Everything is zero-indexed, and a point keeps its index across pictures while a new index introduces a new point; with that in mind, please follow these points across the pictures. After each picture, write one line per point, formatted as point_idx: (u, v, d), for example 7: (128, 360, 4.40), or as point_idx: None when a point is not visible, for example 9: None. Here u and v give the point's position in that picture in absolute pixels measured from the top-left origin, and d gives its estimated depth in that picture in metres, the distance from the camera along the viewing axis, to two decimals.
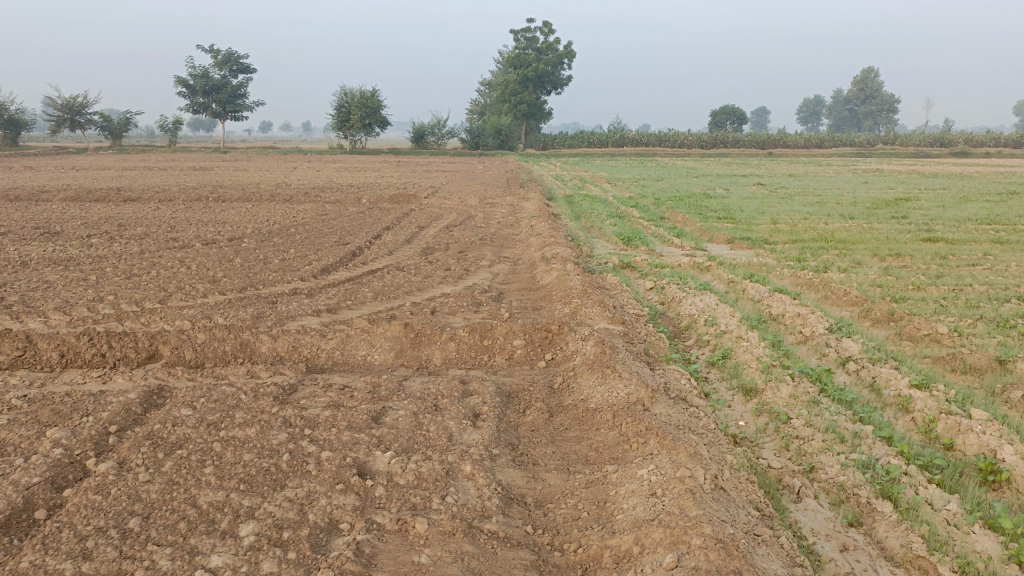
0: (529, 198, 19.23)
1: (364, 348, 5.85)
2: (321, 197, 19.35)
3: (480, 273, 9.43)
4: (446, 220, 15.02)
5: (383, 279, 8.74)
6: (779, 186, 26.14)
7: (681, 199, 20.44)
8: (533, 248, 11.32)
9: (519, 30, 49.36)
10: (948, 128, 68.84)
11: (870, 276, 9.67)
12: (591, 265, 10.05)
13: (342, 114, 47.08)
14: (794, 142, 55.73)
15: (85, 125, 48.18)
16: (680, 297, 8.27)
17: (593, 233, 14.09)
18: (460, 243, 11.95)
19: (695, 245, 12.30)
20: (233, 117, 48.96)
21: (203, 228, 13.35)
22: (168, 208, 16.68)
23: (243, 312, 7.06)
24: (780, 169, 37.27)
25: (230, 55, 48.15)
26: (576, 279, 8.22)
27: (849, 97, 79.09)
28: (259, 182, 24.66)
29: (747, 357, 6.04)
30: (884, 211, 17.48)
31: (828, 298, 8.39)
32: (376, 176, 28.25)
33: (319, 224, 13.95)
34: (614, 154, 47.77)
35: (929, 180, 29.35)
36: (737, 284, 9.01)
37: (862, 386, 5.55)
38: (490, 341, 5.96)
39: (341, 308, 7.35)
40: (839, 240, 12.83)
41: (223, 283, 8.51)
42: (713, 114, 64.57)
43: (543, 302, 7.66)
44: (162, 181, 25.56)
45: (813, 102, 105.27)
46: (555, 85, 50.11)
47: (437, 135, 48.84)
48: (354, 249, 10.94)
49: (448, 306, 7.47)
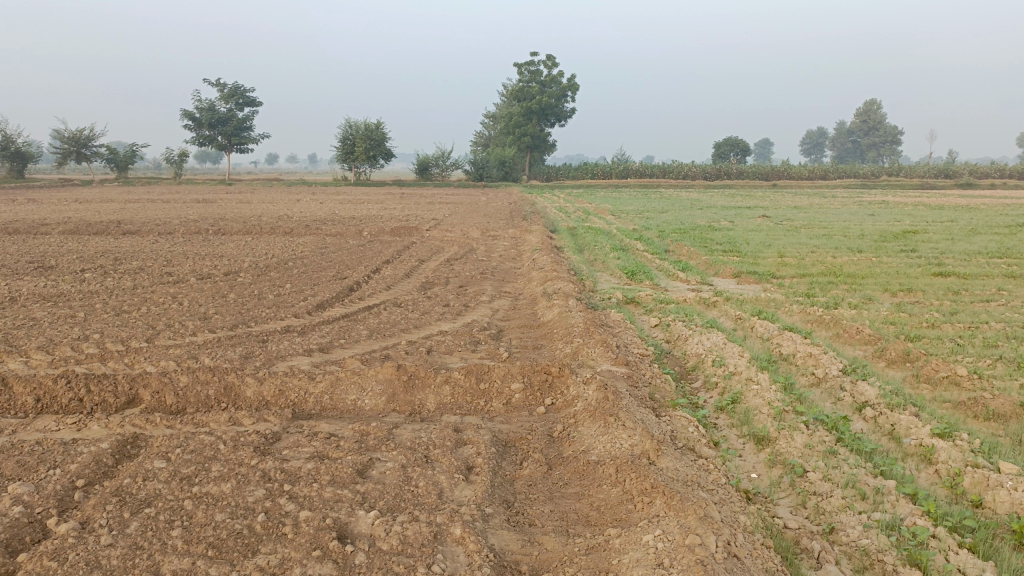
0: (532, 231, 19.04)
1: (354, 392, 5.57)
2: (322, 230, 19.19)
3: (479, 309, 9.17)
4: (447, 253, 14.80)
5: (379, 316, 8.48)
6: (784, 218, 25.94)
7: (685, 232, 20.24)
8: (534, 283, 11.06)
9: (523, 63, 49.72)
10: (951, 160, 68.91)
11: (882, 313, 9.37)
12: (593, 301, 9.78)
13: (347, 146, 47.28)
14: (798, 174, 55.73)
15: (91, 157, 48.41)
16: (686, 336, 7.98)
17: (596, 266, 13.85)
18: (460, 277, 11.71)
19: (701, 280, 12.03)
20: (238, 149, 49.18)
21: (200, 262, 13.13)
22: (166, 241, 16.50)
23: (232, 352, 6.79)
24: (784, 200, 37.14)
25: (236, 88, 48.51)
26: (578, 316, 7.94)
27: (852, 129, 79.36)
28: (261, 215, 24.54)
29: (758, 402, 5.73)
30: (891, 244, 17.22)
31: (840, 337, 8.08)
32: (379, 208, 28.15)
33: (318, 258, 13.73)
34: (618, 186, 47.74)
35: (936, 212, 29.11)
36: (745, 322, 8.72)
37: (882, 435, 5.23)
38: (487, 384, 5.67)
39: (333, 348, 7.08)
40: (848, 274, 12.56)
41: (214, 320, 8.26)
42: (716, 146, 64.80)
43: (544, 341, 7.37)
44: (164, 213, 25.47)
45: (816, 134, 105.72)
46: (559, 117, 50.32)
47: (441, 167, 48.96)
48: (352, 284, 10.70)
49: (444, 345, 7.19)
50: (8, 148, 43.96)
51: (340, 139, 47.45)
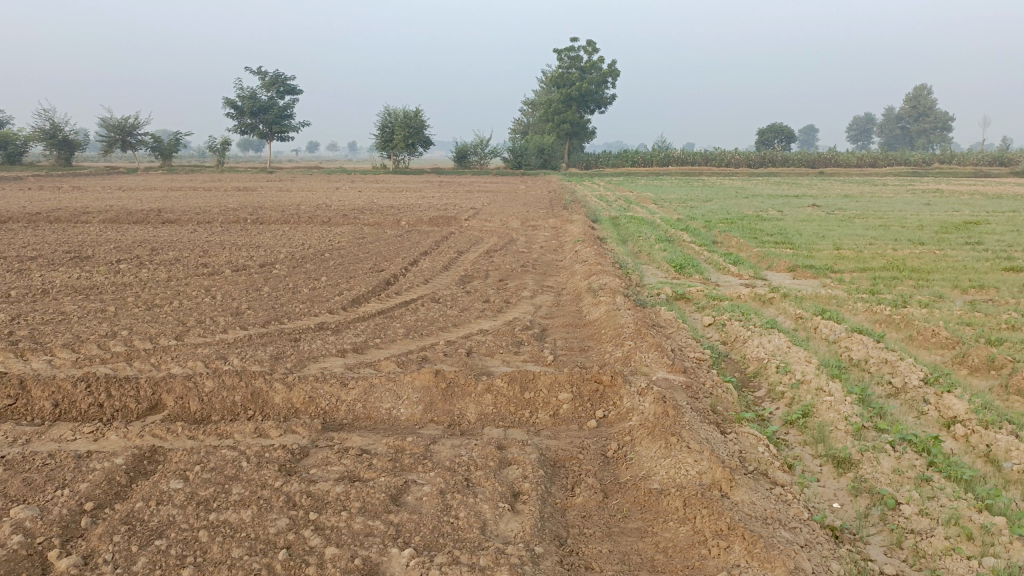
0: (573, 220, 18.50)
1: (389, 399, 5.16)
2: (360, 219, 18.90)
3: (521, 306, 8.70)
4: (487, 244, 14.36)
5: (417, 312, 8.08)
6: (835, 207, 24.91)
7: (733, 222, 19.49)
8: (578, 277, 10.55)
9: (563, 49, 48.93)
10: (1007, 146, 66.31)
11: (956, 313, 8.66)
12: (642, 297, 9.25)
13: (386, 134, 47.09)
14: (845, 161, 54.07)
15: (135, 145, 48.96)
16: (745, 337, 7.43)
17: (642, 259, 13.29)
18: (500, 270, 11.25)
19: (754, 274, 11.38)
20: (278, 137, 49.34)
21: (236, 253, 12.88)
22: (204, 231, 16.36)
23: (262, 352, 6.44)
24: (833, 188, 35.95)
25: (276, 76, 48.61)
26: (628, 315, 7.42)
27: (902, 115, 76.85)
28: (299, 203, 24.38)
29: (833, 416, 5.18)
30: (954, 235, 16.27)
31: (914, 340, 7.43)
32: (417, 197, 27.84)
33: (355, 249, 13.39)
34: (659, 174, 46.76)
35: (997, 201, 27.77)
36: (807, 322, 8.11)
37: (978, 457, 4.65)
38: (532, 393, 5.21)
39: (369, 348, 6.69)
40: (910, 269, 11.79)
41: (247, 315, 7.94)
42: (760, 132, 63.27)
43: (591, 343, 6.88)
44: (205, 201, 25.46)
45: (864, 119, 102.67)
46: (599, 104, 49.45)
47: (480, 154, 48.49)
48: (389, 277, 10.32)
49: (485, 346, 6.74)
50: (56, 136, 44.66)
51: (379, 127, 47.27)
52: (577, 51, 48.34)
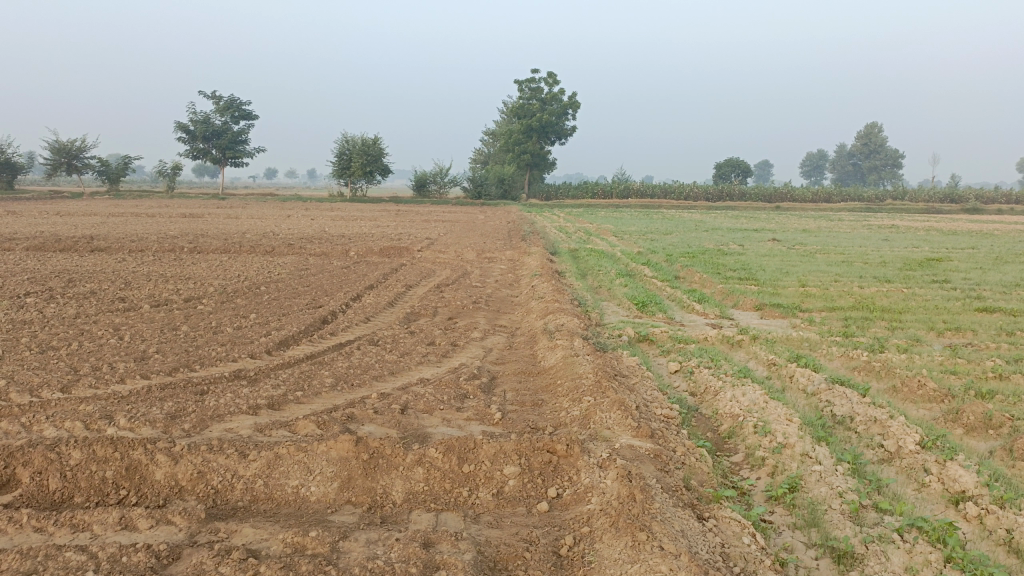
0: (531, 253, 17.78)
1: (297, 475, 4.25)
2: (306, 249, 17.90)
3: (470, 349, 7.84)
4: (438, 277, 13.52)
5: (350, 358, 7.17)
6: (795, 242, 24.67)
7: (694, 255, 19.00)
8: (534, 316, 9.75)
9: (524, 81, 48.75)
10: (954, 184, 68.07)
11: (937, 360, 8.04)
12: (602, 339, 8.48)
13: (343, 162, 46.13)
14: (801, 196, 54.64)
15: (82, 169, 47.10)
16: (715, 387, 6.66)
17: (602, 295, 12.58)
18: (450, 307, 10.41)
19: (720, 313, 10.74)
20: (232, 164, 47.98)
21: (163, 285, 11.81)
22: (135, 260, 15.22)
23: (157, 410, 5.48)
24: (791, 223, 35.98)
25: (231, 101, 47.40)
26: (587, 364, 6.61)
27: (853, 152, 78.53)
28: (246, 231, 23.25)
29: (825, 491, 4.41)
30: (919, 273, 15.95)
31: (899, 392, 6.76)
32: (372, 226, 26.89)
33: (294, 282, 12.42)
34: (618, 206, 46.51)
35: (953, 238, 27.84)
36: (782, 371, 7.40)
37: (998, 546, 3.92)
38: (472, 466, 4.34)
39: (285, 404, 5.75)
40: (881, 309, 11.25)
41: (153, 362, 6.94)
42: (717, 166, 63.91)
43: (545, 397, 6.04)
44: (145, 229, 24.12)
45: (816, 155, 104.91)
46: (560, 135, 49.23)
47: (439, 184, 47.75)
48: (325, 314, 9.40)
49: (423, 401, 5.85)
50: None
51: (336, 154, 46.27)
52: (537, 83, 48.22)
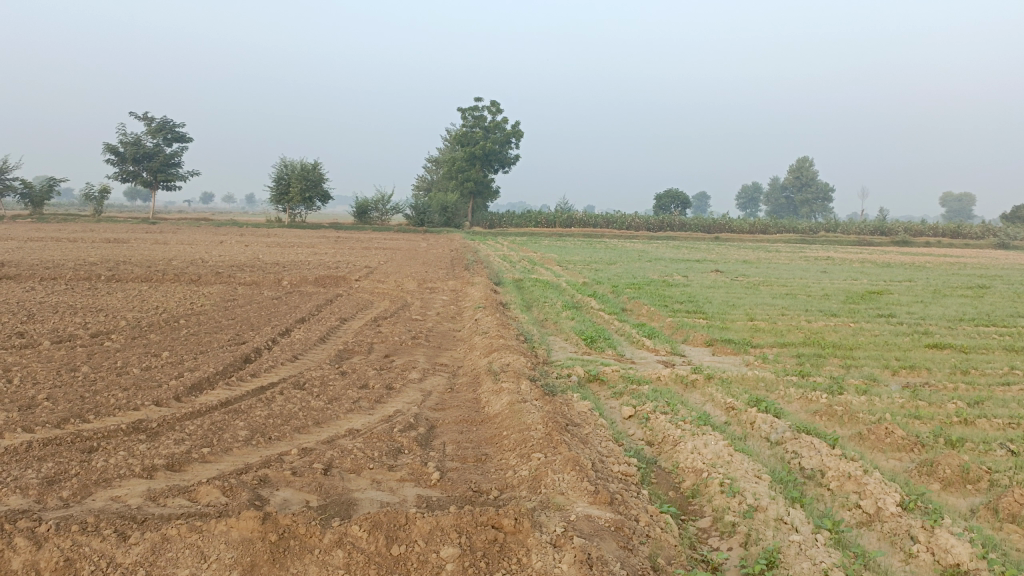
0: (473, 283, 17.17)
1: (189, 562, 3.47)
2: (236, 278, 16.89)
3: (407, 393, 7.14)
4: (375, 310, 12.78)
5: (270, 405, 6.38)
6: (738, 273, 24.70)
7: (640, 287, 18.70)
8: (477, 353, 9.11)
9: (467, 109, 48.51)
10: (883, 217, 70.48)
11: (898, 403, 7.70)
12: (550, 380, 7.90)
13: (281, 186, 44.89)
14: (739, 228, 55.58)
15: (1, 190, 44.61)
16: (674, 435, 6.12)
17: (548, 329, 12.06)
18: (387, 343, 9.69)
19: (671, 349, 10.31)
20: (164, 187, 46.17)
21: (70, 318, 10.75)
22: (44, 290, 14.01)
23: (31, 474, 4.61)
24: (731, 254, 36.30)
25: (164, 122, 45.80)
26: (536, 413, 5.99)
27: (787, 186, 80.78)
28: (174, 258, 22.02)
29: (808, 568, 3.88)
30: (863, 306, 15.95)
31: (865, 440, 6.34)
32: (308, 253, 25.88)
33: (219, 315, 11.51)
34: (561, 235, 46.38)
35: (888, 271, 28.36)
36: (742, 417, 6.90)
37: None
38: (404, 547, 3.65)
39: (188, 465, 4.95)
40: (832, 346, 10.99)
41: (38, 412, 6.02)
42: (658, 197, 64.79)
43: (490, 451, 5.39)
44: (63, 255, 22.62)
45: (752, 188, 107.54)
46: (503, 164, 49.01)
47: (381, 210, 46.88)
48: (249, 352, 8.56)
49: (350, 458, 5.12)
50: None
51: (275, 179, 45.00)
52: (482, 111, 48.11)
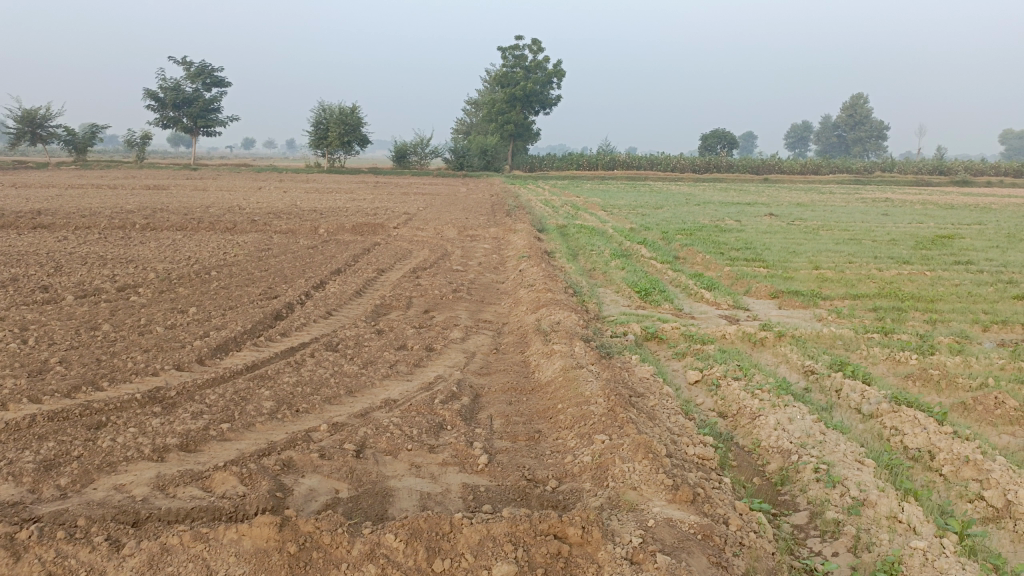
0: (517, 230, 16.41)
1: None
2: (272, 226, 16.37)
3: (448, 355, 6.51)
4: (415, 259, 12.15)
5: (298, 370, 5.80)
6: (794, 217, 23.43)
7: (692, 232, 17.73)
8: (523, 308, 8.42)
9: (507, 48, 46.88)
10: (941, 156, 67.24)
11: (1000, 366, 6.81)
12: (605, 339, 7.18)
13: (319, 131, 44.21)
14: (789, 169, 53.45)
15: (46, 139, 44.75)
16: (752, 406, 5.36)
17: (597, 279, 11.30)
18: (427, 297, 9.07)
19: (734, 302, 9.47)
20: (203, 133, 45.86)
21: (99, 271, 10.32)
22: (78, 239, 13.67)
23: (29, 457, 4.09)
24: (783, 197, 34.75)
25: (202, 67, 45.24)
26: (594, 383, 5.30)
27: (838, 124, 77.55)
28: (211, 206, 21.60)
29: None
30: (936, 252, 14.80)
31: (972, 412, 5.51)
32: (347, 199, 25.33)
33: (252, 266, 11.00)
34: (604, 178, 45.09)
35: (954, 212, 26.73)
36: (824, 383, 6.11)
37: None
38: (448, 561, 3.03)
39: (205, 445, 4.39)
40: (911, 297, 10.03)
41: (49, 378, 5.54)
42: (702, 137, 62.59)
43: (543, 428, 4.73)
44: (103, 203, 22.37)
45: (801, 127, 103.41)
46: (544, 105, 47.53)
47: (420, 154, 46.00)
48: (280, 308, 8.00)
49: (386, 436, 4.51)
50: None
51: (313, 123, 44.31)
52: (521, 50, 46.51)
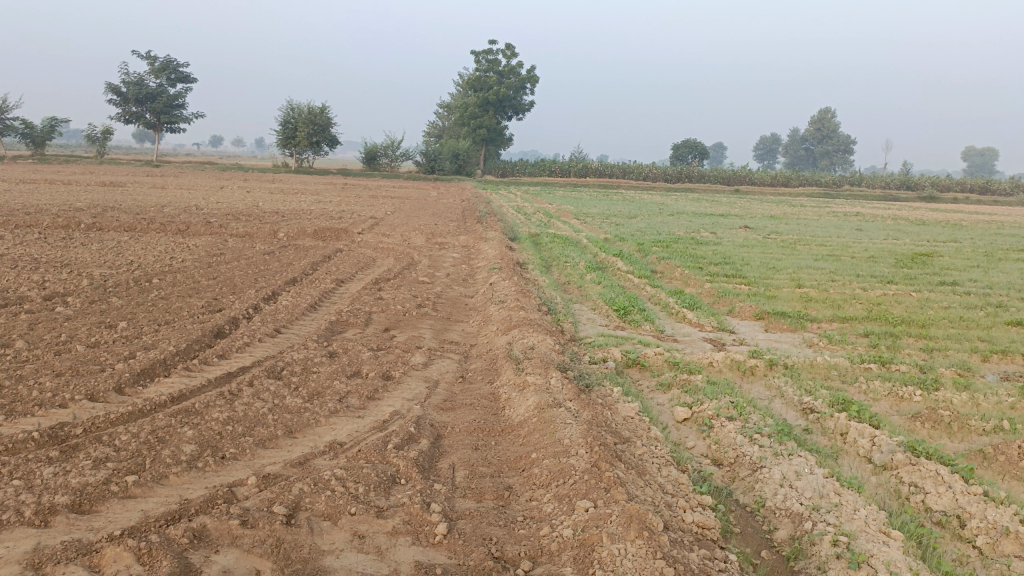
0: (487, 238, 15.69)
1: None
2: (228, 229, 15.42)
3: (407, 385, 5.75)
4: (379, 269, 11.37)
5: (232, 403, 5.01)
6: (769, 230, 23.02)
7: (669, 245, 17.16)
8: (493, 329, 7.70)
9: (481, 52, 46.18)
10: (907, 171, 68.01)
11: (1011, 405, 6.25)
12: (583, 367, 6.49)
13: (287, 130, 43.06)
14: (760, 180, 53.50)
15: (1, 130, 42.89)
16: (752, 455, 4.71)
17: (572, 295, 10.63)
18: (388, 313, 8.31)
19: (719, 324, 8.85)
20: (167, 129, 44.42)
21: (27, 275, 9.35)
22: (14, 239, 12.61)
23: None
24: (756, 209, 34.46)
25: (168, 61, 43.83)
26: (573, 426, 4.59)
27: (807, 138, 78.16)
28: (167, 205, 20.50)
29: None
30: (918, 271, 14.40)
31: (995, 462, 4.92)
32: (313, 202, 24.40)
33: (200, 274, 10.11)
34: (577, 185, 44.60)
35: (926, 229, 26.61)
36: (827, 425, 5.48)
37: None
38: None
39: (102, 505, 3.59)
40: (902, 322, 9.50)
41: None
42: (675, 147, 62.47)
43: (515, 484, 4.02)
44: (52, 199, 21.13)
45: (770, 140, 104.30)
46: (517, 110, 46.90)
47: (391, 157, 45.12)
48: (221, 324, 7.17)
49: (326, 494, 3.76)
50: None
51: (281, 122, 43.14)
52: (495, 54, 45.84)
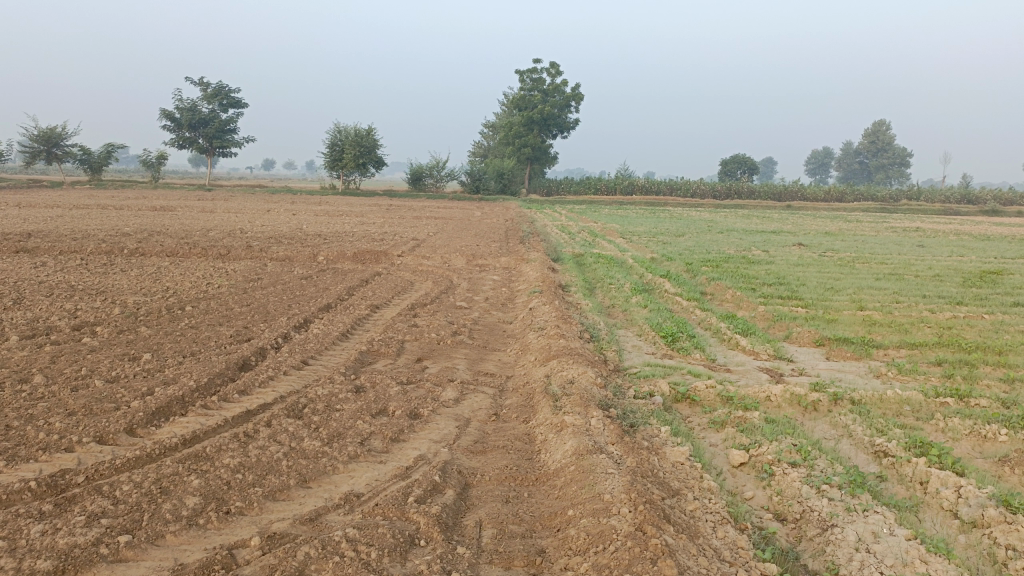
0: (529, 260, 15.26)
1: None
2: (268, 252, 15.31)
3: (435, 424, 5.33)
4: (416, 294, 11.03)
5: (245, 447, 4.65)
6: (824, 247, 22.12)
7: (718, 264, 16.49)
8: (531, 359, 7.24)
9: (525, 71, 46.05)
10: (967, 184, 65.58)
11: None
12: (627, 403, 5.98)
13: (334, 153, 43.47)
14: (812, 195, 52.05)
15: (62, 157, 44.15)
16: (821, 511, 4.14)
17: (617, 320, 10.10)
18: (421, 341, 7.92)
19: (775, 352, 8.23)
20: (218, 153, 45.28)
21: (61, 304, 9.23)
22: (57, 266, 12.62)
23: None
24: (808, 224, 33.38)
25: (220, 88, 44.77)
26: (615, 478, 4.09)
27: (861, 151, 76.15)
28: (212, 229, 20.60)
29: None
30: (989, 291, 13.48)
31: None
32: (356, 223, 24.35)
33: (233, 301, 9.88)
34: (622, 203, 44.02)
35: (992, 244, 25.28)
36: (904, 472, 4.87)
37: None
38: None
39: (88, 571, 3.23)
40: (978, 348, 8.73)
41: None
42: (724, 163, 61.39)
43: (549, 549, 3.53)
44: (102, 224, 21.43)
45: (822, 153, 102.02)
46: (562, 129, 46.57)
47: (435, 177, 45.20)
48: (246, 355, 6.85)
49: (335, 558, 3.33)
50: None
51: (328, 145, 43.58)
52: (539, 73, 45.67)
